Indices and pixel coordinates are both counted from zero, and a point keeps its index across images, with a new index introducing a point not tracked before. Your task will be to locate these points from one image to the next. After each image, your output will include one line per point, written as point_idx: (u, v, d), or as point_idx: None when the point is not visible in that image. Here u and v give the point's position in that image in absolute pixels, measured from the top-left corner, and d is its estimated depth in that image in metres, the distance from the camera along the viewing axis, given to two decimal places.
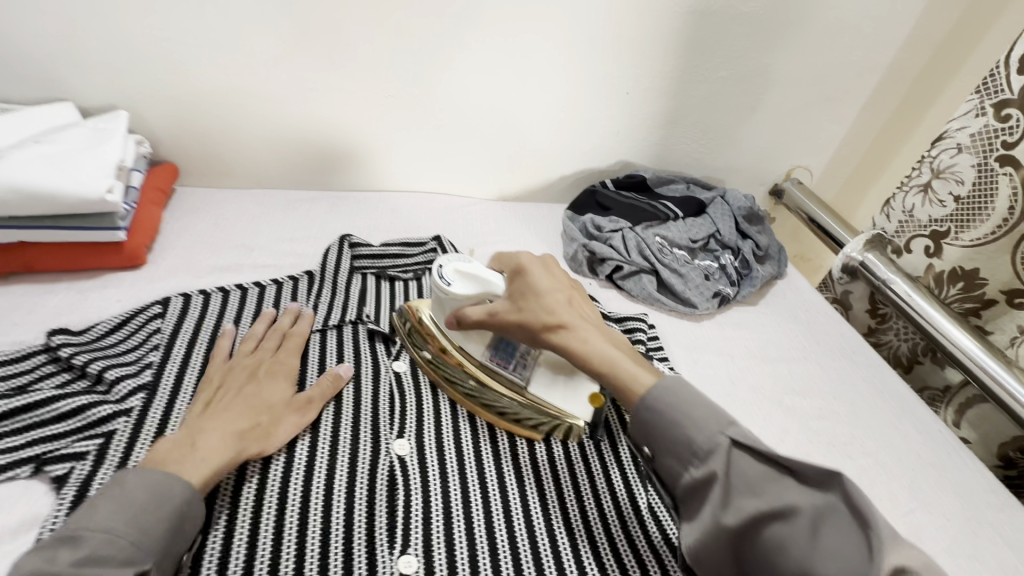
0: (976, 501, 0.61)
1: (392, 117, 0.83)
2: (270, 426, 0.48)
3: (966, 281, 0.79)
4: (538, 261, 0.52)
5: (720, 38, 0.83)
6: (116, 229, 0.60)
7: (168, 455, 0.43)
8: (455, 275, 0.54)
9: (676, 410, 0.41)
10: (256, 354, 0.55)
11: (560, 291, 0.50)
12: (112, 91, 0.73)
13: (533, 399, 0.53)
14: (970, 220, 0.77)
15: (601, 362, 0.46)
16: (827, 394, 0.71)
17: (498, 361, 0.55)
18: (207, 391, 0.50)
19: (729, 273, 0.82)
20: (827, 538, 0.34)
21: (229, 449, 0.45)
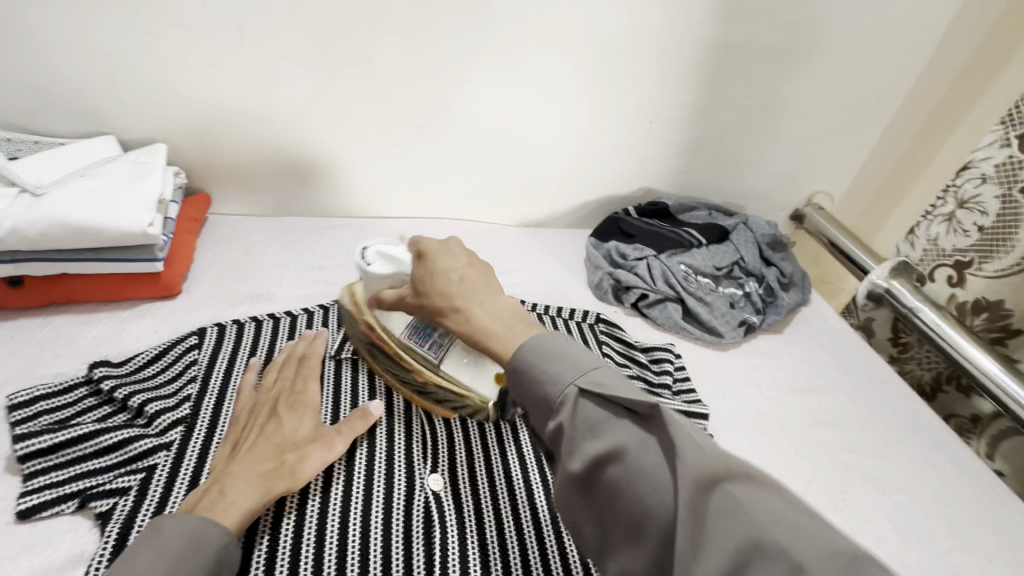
0: (1017, 541, 0.60)
1: (418, 146, 0.84)
2: (296, 460, 0.46)
3: (991, 312, 0.79)
4: (442, 243, 0.49)
5: (742, 69, 0.84)
6: (155, 259, 0.61)
7: (201, 503, 0.42)
8: (376, 256, 0.53)
9: (548, 365, 0.39)
10: (277, 384, 0.54)
11: (458, 270, 0.46)
12: (151, 124, 0.76)
13: (444, 377, 0.54)
14: (996, 250, 0.76)
15: (482, 334, 0.43)
16: (858, 426, 0.70)
17: (415, 339, 0.55)
18: (235, 432, 0.49)
19: (754, 301, 0.81)
20: (652, 468, 0.34)
21: (259, 489, 0.44)
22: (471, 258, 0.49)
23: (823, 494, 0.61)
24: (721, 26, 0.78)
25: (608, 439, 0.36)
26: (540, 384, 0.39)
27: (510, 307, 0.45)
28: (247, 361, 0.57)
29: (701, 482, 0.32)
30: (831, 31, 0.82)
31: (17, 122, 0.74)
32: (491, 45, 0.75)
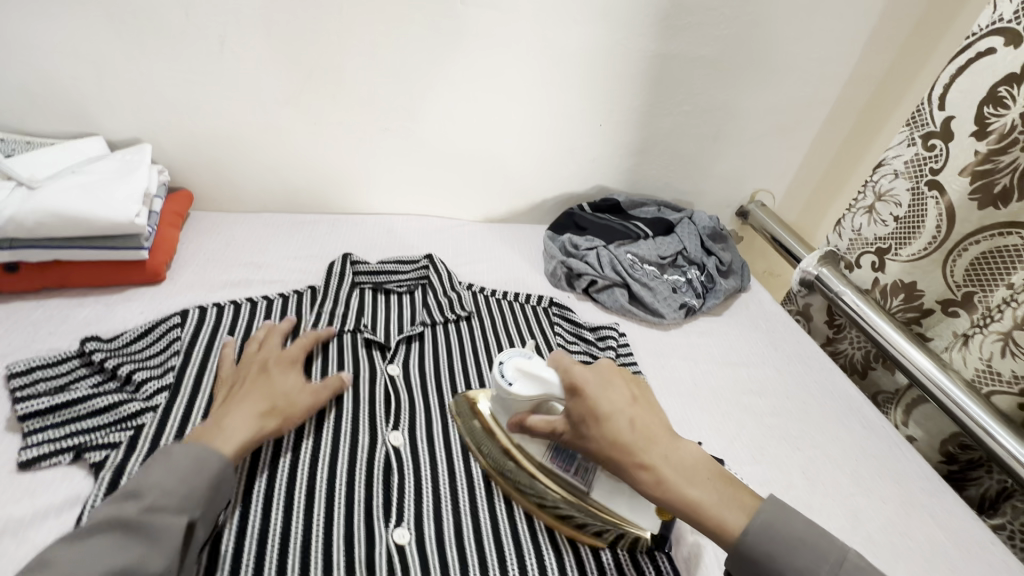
0: (911, 487, 0.68)
1: (387, 147, 0.91)
2: (287, 408, 0.54)
3: (907, 293, 0.86)
4: (593, 377, 0.51)
5: (682, 78, 0.93)
6: (140, 248, 0.67)
7: (201, 436, 0.49)
8: (517, 374, 0.52)
9: (795, 547, 0.43)
10: (263, 353, 0.61)
11: (629, 414, 0.50)
12: (136, 125, 0.81)
13: (594, 505, 0.52)
14: (909, 236, 0.84)
15: (688, 501, 0.46)
16: (782, 394, 0.78)
17: (559, 464, 0.53)
18: (225, 387, 0.56)
19: (695, 287, 0.90)
20: None
21: (254, 428, 0.51)
22: (624, 383, 0.53)
23: (744, 450, 0.68)
24: (659, 39, 0.88)
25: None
26: (779, 561, 0.43)
27: (694, 457, 0.49)
28: (225, 339, 0.64)
29: None
30: (759, 44, 0.92)
31: (8, 125, 0.79)
32: (453, 55, 0.83)
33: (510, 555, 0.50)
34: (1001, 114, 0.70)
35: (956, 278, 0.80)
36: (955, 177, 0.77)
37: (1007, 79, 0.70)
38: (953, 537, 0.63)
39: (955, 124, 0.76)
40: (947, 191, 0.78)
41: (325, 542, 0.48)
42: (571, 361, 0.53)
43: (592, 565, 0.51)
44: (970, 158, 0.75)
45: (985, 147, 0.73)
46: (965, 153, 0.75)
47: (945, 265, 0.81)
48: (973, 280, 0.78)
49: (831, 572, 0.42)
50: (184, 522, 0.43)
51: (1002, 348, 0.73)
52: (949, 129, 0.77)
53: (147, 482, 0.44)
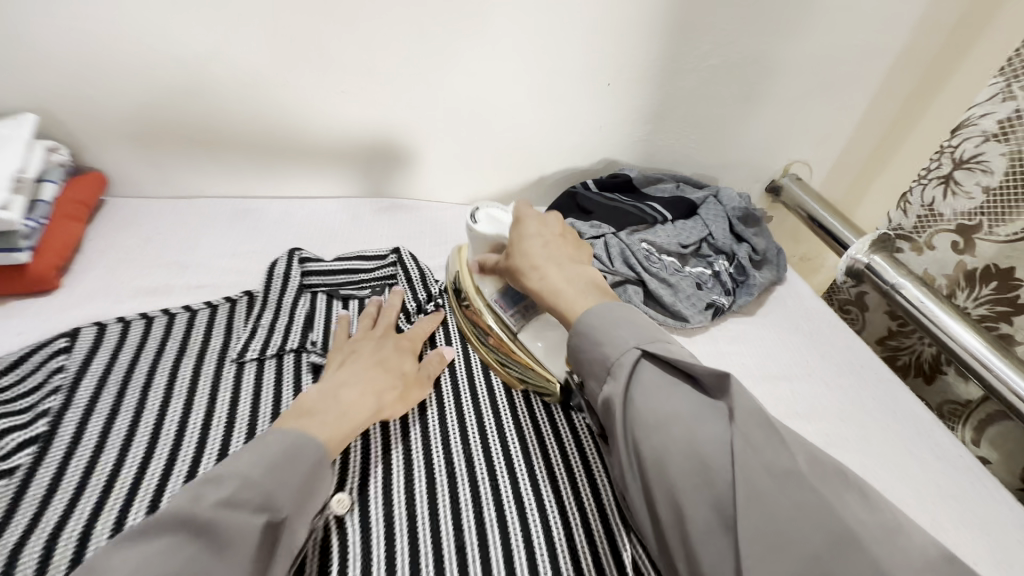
0: (1003, 541, 0.54)
1: (344, 114, 0.74)
2: (398, 395, 0.52)
3: (1000, 281, 0.69)
4: (535, 214, 0.58)
5: (709, 22, 0.74)
6: (19, 249, 0.53)
7: (313, 408, 0.46)
8: (485, 216, 0.59)
9: (613, 332, 0.45)
10: (377, 328, 0.58)
11: (543, 235, 0.55)
12: (25, 92, 0.65)
13: (524, 354, 0.57)
14: (1012, 210, 0.66)
15: (553, 295, 0.51)
16: (834, 416, 0.63)
17: (500, 304, 0.59)
18: (338, 355, 0.54)
19: (724, 281, 0.74)
20: (708, 431, 0.37)
21: (369, 410, 0.49)
22: (563, 229, 0.59)
23: None
24: None
25: (676, 401, 0.39)
26: (603, 348, 0.44)
27: (583, 274, 0.53)
28: (338, 314, 0.60)
29: (765, 462, 0.35)
30: None
31: None
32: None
33: None
34: None
35: None
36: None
37: None
38: None
39: None
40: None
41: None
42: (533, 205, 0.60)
43: None
44: None
45: None
46: None
47: None
48: None
49: (640, 353, 0.43)
50: (262, 522, 0.37)
51: None
52: None
53: (232, 469, 0.38)
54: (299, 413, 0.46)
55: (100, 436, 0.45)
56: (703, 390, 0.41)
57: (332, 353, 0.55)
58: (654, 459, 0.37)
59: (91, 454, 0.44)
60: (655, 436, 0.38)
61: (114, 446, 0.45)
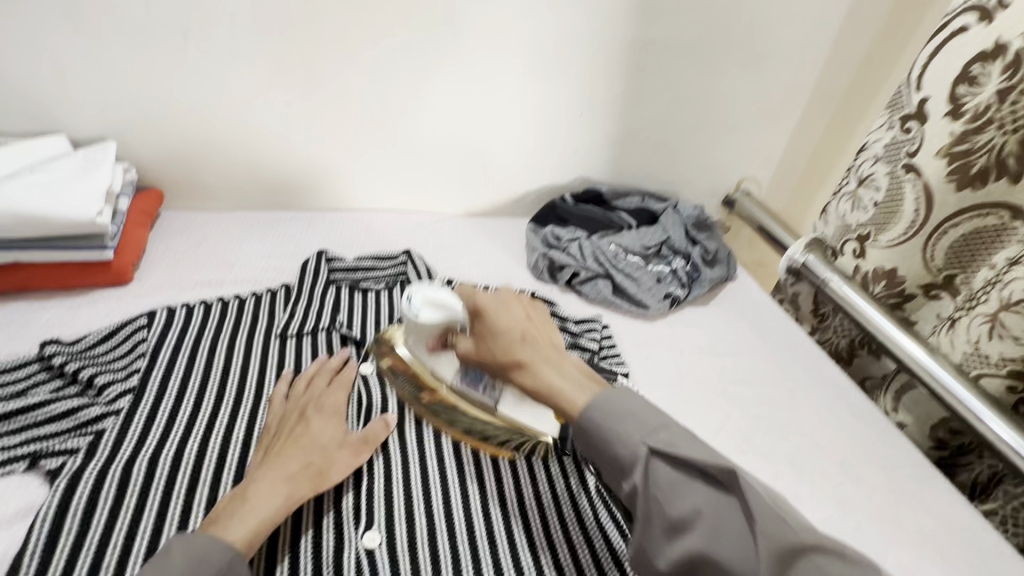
0: (899, 474, 0.66)
1: (361, 140, 0.89)
2: (322, 465, 0.51)
3: (888, 280, 0.86)
4: (495, 299, 0.52)
5: (660, 64, 0.92)
6: (103, 247, 0.65)
7: (224, 511, 0.45)
8: (422, 304, 0.55)
9: (615, 425, 0.43)
10: (308, 392, 0.58)
11: (517, 327, 0.50)
12: (103, 124, 0.79)
13: (503, 418, 0.55)
14: (888, 222, 0.83)
15: (551, 392, 0.47)
16: (769, 382, 0.77)
17: (467, 383, 0.55)
18: (266, 437, 0.54)
19: (681, 276, 0.88)
20: (728, 530, 0.38)
21: (283, 493, 0.48)
22: (523, 308, 0.53)
23: (730, 440, 0.67)
24: (635, 26, 0.87)
25: (690, 500, 0.39)
26: (611, 444, 0.43)
27: (569, 361, 0.49)
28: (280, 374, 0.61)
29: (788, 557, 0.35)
30: (737, 30, 0.91)
31: None
32: (437, 54, 0.83)
33: (483, 555, 0.50)
34: (975, 93, 0.70)
35: (936, 262, 0.80)
36: (932, 159, 0.76)
37: (981, 56, 0.70)
38: (944, 525, 0.62)
39: (930, 106, 0.76)
40: (924, 174, 0.77)
41: (293, 544, 0.48)
42: (478, 290, 0.53)
43: (571, 565, 0.50)
44: (945, 139, 0.74)
45: (959, 128, 0.73)
46: (940, 134, 0.75)
47: (925, 250, 0.80)
48: (954, 264, 0.78)
49: (648, 451, 0.42)
50: None
51: (989, 329, 0.71)
52: (923, 110, 0.77)
53: None
54: (210, 521, 0.45)
55: (181, 388, 0.57)
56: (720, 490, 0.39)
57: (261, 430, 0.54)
58: (687, 560, 0.38)
59: (175, 401, 0.56)
60: (681, 536, 0.38)
61: (192, 395, 0.57)
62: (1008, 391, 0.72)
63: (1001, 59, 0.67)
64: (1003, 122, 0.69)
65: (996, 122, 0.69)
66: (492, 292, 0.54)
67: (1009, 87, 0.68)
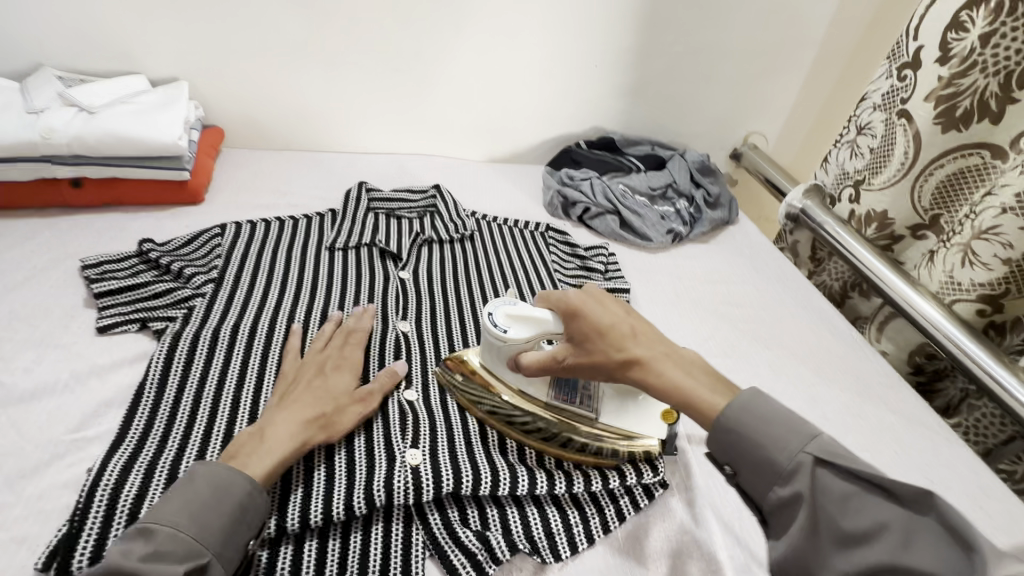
0: (870, 381, 0.75)
1: (396, 88, 0.98)
2: (335, 415, 0.52)
3: (879, 223, 0.94)
4: (587, 297, 0.52)
5: (674, 17, 0.99)
6: (182, 169, 0.76)
7: (244, 448, 0.47)
8: (508, 321, 0.56)
9: (762, 433, 0.42)
10: (324, 350, 0.59)
11: (623, 322, 0.50)
12: (174, 67, 0.90)
13: (606, 428, 0.55)
14: (881, 165, 0.91)
15: (678, 391, 0.46)
16: (759, 306, 0.85)
17: (562, 398, 0.56)
18: (284, 385, 0.55)
19: (683, 215, 0.96)
20: (919, 546, 0.36)
21: (299, 438, 0.49)
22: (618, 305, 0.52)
23: (719, 347, 0.76)
24: None
25: (872, 512, 0.37)
26: (764, 449, 0.42)
27: (688, 356, 0.49)
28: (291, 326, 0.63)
29: None
30: None
31: (60, 63, 0.87)
32: (468, 6, 0.91)
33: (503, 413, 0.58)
34: (962, 38, 0.77)
35: (922, 203, 0.87)
36: (921, 103, 0.83)
37: (968, 4, 0.77)
38: (905, 421, 0.70)
39: (924, 53, 0.83)
40: (914, 119, 0.85)
41: None
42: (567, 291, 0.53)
43: None
44: (933, 84, 0.82)
45: (947, 73, 0.80)
46: (929, 79, 0.82)
47: (913, 190, 0.88)
48: (939, 205, 0.86)
49: (809, 458, 0.40)
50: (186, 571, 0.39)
51: (962, 258, 0.78)
52: (917, 58, 0.84)
53: (160, 520, 0.40)
54: (230, 455, 0.46)
55: (251, 282, 0.68)
56: (901, 505, 0.37)
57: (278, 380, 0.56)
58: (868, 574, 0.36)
59: (247, 290, 0.67)
60: (860, 547, 0.37)
61: (260, 286, 0.68)
62: (977, 314, 0.79)
63: (986, 6, 0.74)
64: (985, 65, 0.76)
65: (979, 66, 0.77)
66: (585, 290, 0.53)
67: (991, 32, 0.74)
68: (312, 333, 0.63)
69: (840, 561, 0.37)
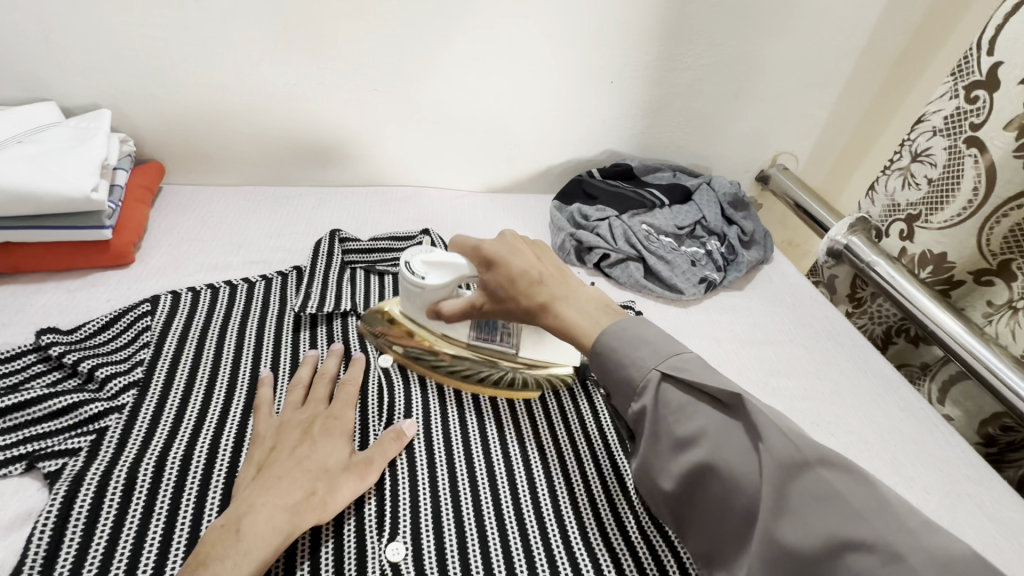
0: (955, 474, 0.62)
1: (371, 111, 0.83)
2: (325, 493, 0.44)
3: (936, 265, 0.81)
4: (501, 244, 0.49)
5: (700, 25, 0.84)
6: (102, 228, 0.61)
7: (213, 551, 0.39)
8: (426, 269, 0.54)
9: (629, 348, 0.42)
10: (308, 408, 0.51)
11: (531, 268, 0.48)
12: (96, 92, 0.74)
13: (525, 362, 0.57)
14: (941, 202, 0.78)
15: (577, 331, 0.45)
16: (812, 375, 0.72)
17: (483, 338, 0.57)
18: (260, 453, 0.47)
19: (716, 259, 0.82)
20: (730, 452, 0.36)
21: (282, 530, 0.41)
22: (531, 248, 0.51)
23: None
24: None
25: (698, 419, 0.38)
26: (623, 366, 0.41)
27: (589, 294, 0.48)
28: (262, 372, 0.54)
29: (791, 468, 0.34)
30: None
31: None
32: (456, 14, 0.75)
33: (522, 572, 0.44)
34: None
35: (991, 246, 0.74)
36: (1000, 132, 0.69)
37: None
38: (1010, 534, 0.57)
39: (1002, 71, 0.69)
40: (988, 149, 0.71)
41: None
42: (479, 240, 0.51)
43: None
44: (1017, 110, 0.68)
45: None
46: (1011, 103, 0.68)
47: (981, 233, 0.75)
48: (1011, 249, 0.73)
49: (659, 374, 0.40)
50: None
51: None
52: (995, 77, 0.70)
53: None
54: (196, 562, 0.38)
55: (188, 382, 0.52)
56: (727, 414, 0.38)
57: (253, 444, 0.48)
58: (688, 474, 0.37)
59: (183, 396, 0.51)
60: (688, 450, 0.37)
61: (201, 389, 0.52)
62: None
63: None
64: None
65: None
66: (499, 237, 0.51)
67: None
68: (285, 384, 0.55)
69: (671, 464, 0.38)
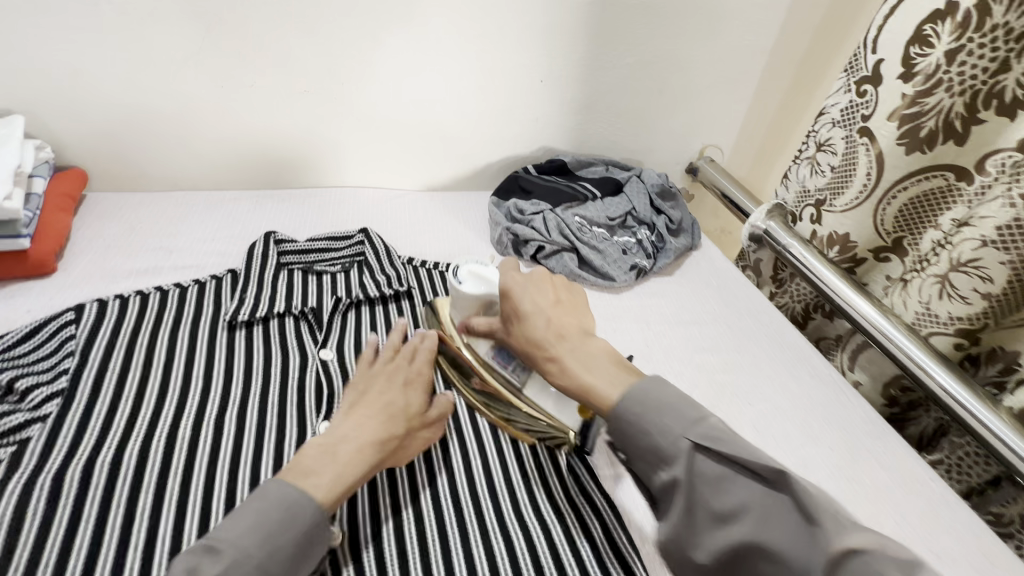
0: (857, 432, 0.69)
1: (305, 113, 0.83)
2: (402, 437, 0.52)
3: (842, 245, 0.88)
4: (522, 281, 0.54)
5: (622, 27, 0.88)
6: (18, 236, 0.60)
7: (311, 467, 0.45)
8: (467, 275, 0.58)
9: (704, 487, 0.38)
10: (396, 361, 0.57)
11: (542, 310, 0.51)
12: (8, 98, 0.71)
13: (528, 403, 0.56)
14: (843, 186, 0.86)
15: (572, 380, 0.46)
16: (733, 350, 0.77)
17: (499, 363, 0.56)
18: (354, 394, 0.54)
19: (646, 247, 0.87)
20: None
21: (371, 461, 0.48)
22: (554, 288, 0.54)
23: None
24: None
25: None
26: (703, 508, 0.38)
27: (598, 347, 0.48)
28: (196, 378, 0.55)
29: None
30: None
31: None
32: (384, 15, 0.77)
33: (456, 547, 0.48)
34: (926, 54, 0.71)
35: (885, 225, 0.82)
36: (884, 122, 0.77)
37: (933, 16, 0.70)
38: (900, 479, 0.64)
39: (884, 67, 0.77)
40: (876, 138, 0.79)
41: None
42: (513, 270, 0.55)
43: None
44: (897, 102, 0.76)
45: (910, 91, 0.74)
46: (892, 96, 0.76)
47: (876, 212, 0.82)
48: (902, 228, 0.81)
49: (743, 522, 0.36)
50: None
51: (940, 290, 0.73)
52: (878, 73, 0.78)
53: (230, 539, 0.40)
54: (297, 474, 0.45)
55: (117, 389, 0.53)
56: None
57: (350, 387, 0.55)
58: None
59: (111, 403, 0.51)
60: None
61: (131, 395, 0.53)
62: (955, 347, 0.75)
63: (952, 19, 0.68)
64: (951, 83, 0.70)
65: (945, 83, 0.70)
66: (524, 273, 0.55)
67: (958, 47, 0.68)
68: (219, 384, 0.55)
69: None
